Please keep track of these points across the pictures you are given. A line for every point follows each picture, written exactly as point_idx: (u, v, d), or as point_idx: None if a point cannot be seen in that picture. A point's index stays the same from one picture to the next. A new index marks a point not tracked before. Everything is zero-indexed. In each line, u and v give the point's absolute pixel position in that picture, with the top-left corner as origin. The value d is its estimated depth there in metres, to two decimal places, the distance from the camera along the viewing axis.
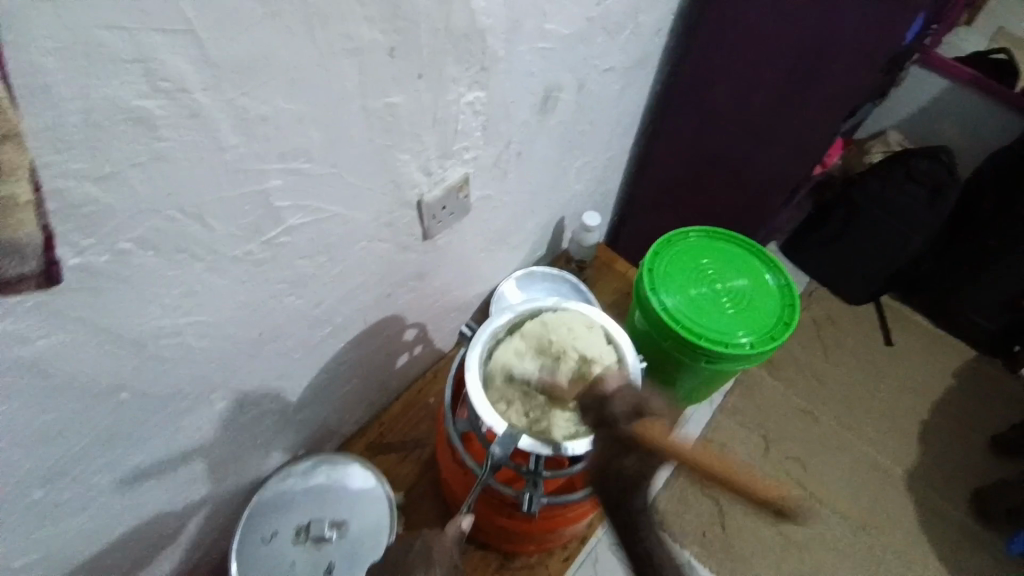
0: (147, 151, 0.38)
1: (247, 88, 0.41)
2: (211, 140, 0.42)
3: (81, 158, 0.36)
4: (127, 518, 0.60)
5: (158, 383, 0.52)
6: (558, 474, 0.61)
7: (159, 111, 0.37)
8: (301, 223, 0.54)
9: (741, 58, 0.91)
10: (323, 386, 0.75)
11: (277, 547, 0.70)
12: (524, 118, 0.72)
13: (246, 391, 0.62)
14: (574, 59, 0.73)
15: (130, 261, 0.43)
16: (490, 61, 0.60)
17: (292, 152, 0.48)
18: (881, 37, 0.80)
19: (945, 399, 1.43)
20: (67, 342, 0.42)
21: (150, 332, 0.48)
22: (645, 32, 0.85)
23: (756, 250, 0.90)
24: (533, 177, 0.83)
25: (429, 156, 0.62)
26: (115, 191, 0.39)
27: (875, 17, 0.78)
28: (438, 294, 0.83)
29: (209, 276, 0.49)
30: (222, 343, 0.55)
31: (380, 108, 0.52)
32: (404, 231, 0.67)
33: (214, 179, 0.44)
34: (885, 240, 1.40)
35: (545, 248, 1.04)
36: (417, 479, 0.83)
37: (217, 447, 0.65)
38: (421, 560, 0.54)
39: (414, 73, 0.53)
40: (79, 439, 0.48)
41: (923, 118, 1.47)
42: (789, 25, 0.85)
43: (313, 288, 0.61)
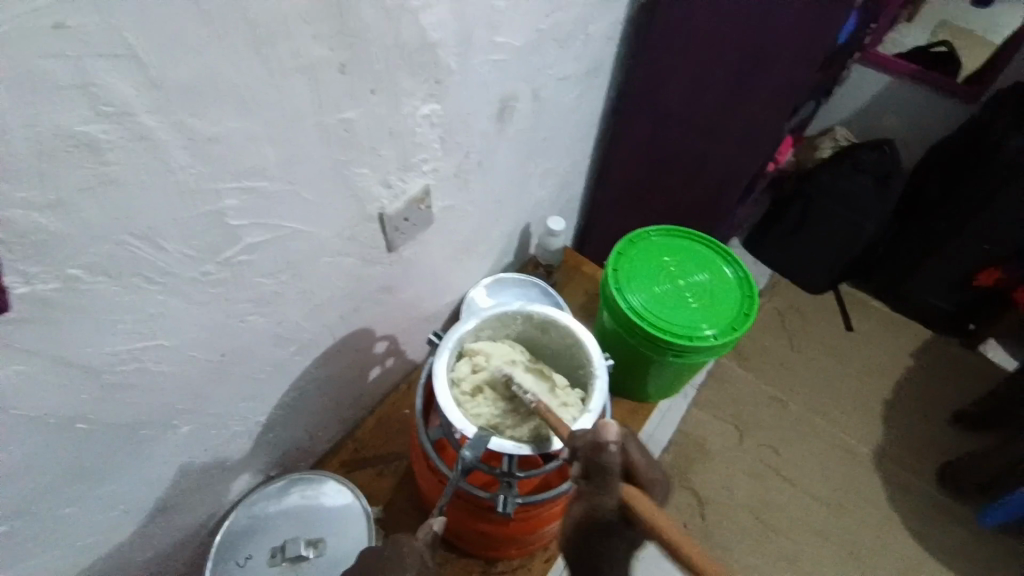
0: (92, 176, 0.38)
1: (196, 109, 0.41)
2: (159, 162, 0.41)
3: (23, 186, 0.35)
4: (94, 553, 0.58)
5: (118, 412, 0.51)
6: (531, 474, 0.61)
7: (103, 135, 0.37)
8: (259, 241, 0.54)
9: (684, 67, 0.94)
10: (293, 406, 0.74)
11: (252, 571, 0.70)
12: (482, 127, 0.73)
13: (212, 414, 0.62)
14: (528, 69, 0.75)
15: (81, 287, 0.42)
16: (444, 73, 0.62)
17: (245, 170, 0.48)
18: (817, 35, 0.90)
19: (906, 380, 1.49)
20: (21, 373, 0.41)
21: (106, 360, 0.47)
22: (596, 39, 0.87)
23: (715, 245, 0.92)
24: (495, 186, 0.85)
25: (388, 168, 0.62)
26: (61, 219, 0.38)
27: None
28: (407, 305, 0.83)
29: (166, 299, 0.48)
30: (183, 366, 0.54)
31: (336, 123, 0.53)
32: (367, 244, 0.67)
33: (164, 201, 0.44)
34: (838, 229, 1.46)
35: (512, 254, 1.06)
36: (394, 493, 0.83)
37: (186, 474, 0.64)
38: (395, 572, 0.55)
39: (367, 88, 0.54)
40: (37, 475, 0.47)
41: (867, 112, 1.55)
42: (726, 31, 0.88)
43: (277, 306, 0.61)
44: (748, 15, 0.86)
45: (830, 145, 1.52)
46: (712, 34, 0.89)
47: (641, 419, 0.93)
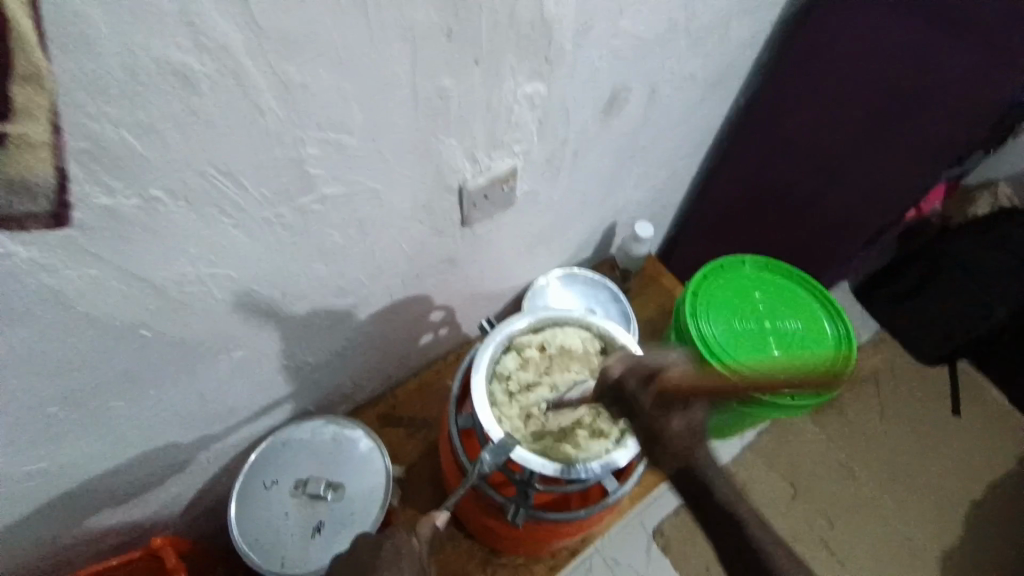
0: (183, 107, 0.39)
1: (293, 58, 0.41)
2: (251, 104, 0.42)
3: (116, 104, 0.36)
4: (139, 444, 0.63)
5: (177, 327, 0.53)
6: (551, 489, 0.58)
7: (199, 69, 0.37)
8: (335, 194, 0.53)
9: (825, 100, 0.86)
10: (341, 353, 0.76)
11: (274, 496, 0.73)
12: (584, 116, 0.68)
13: (262, 346, 0.64)
14: (650, 61, 0.69)
15: (159, 208, 0.43)
16: (555, 53, 0.57)
17: (332, 125, 0.47)
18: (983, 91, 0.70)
19: (1005, 485, 1.30)
20: (93, 276, 0.44)
21: (173, 279, 0.49)
22: (736, 39, 0.78)
23: (817, 291, 0.82)
24: (587, 178, 0.80)
25: (475, 144, 0.60)
26: (148, 141, 0.39)
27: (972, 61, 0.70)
28: (470, 281, 0.82)
29: (236, 233, 0.50)
30: (243, 299, 0.56)
31: (431, 90, 0.51)
32: (440, 215, 0.65)
33: (248, 142, 0.44)
34: (970, 308, 1.24)
35: (591, 250, 1.01)
36: (419, 457, 0.84)
37: (232, 394, 0.67)
38: (391, 561, 0.55)
39: (469, 58, 0.51)
40: (98, 366, 0.51)
41: None
42: (888, 65, 0.78)
43: (340, 258, 0.61)
44: (920, 39, 0.75)
45: (989, 203, 1.24)
46: (855, 48, 0.81)
47: None
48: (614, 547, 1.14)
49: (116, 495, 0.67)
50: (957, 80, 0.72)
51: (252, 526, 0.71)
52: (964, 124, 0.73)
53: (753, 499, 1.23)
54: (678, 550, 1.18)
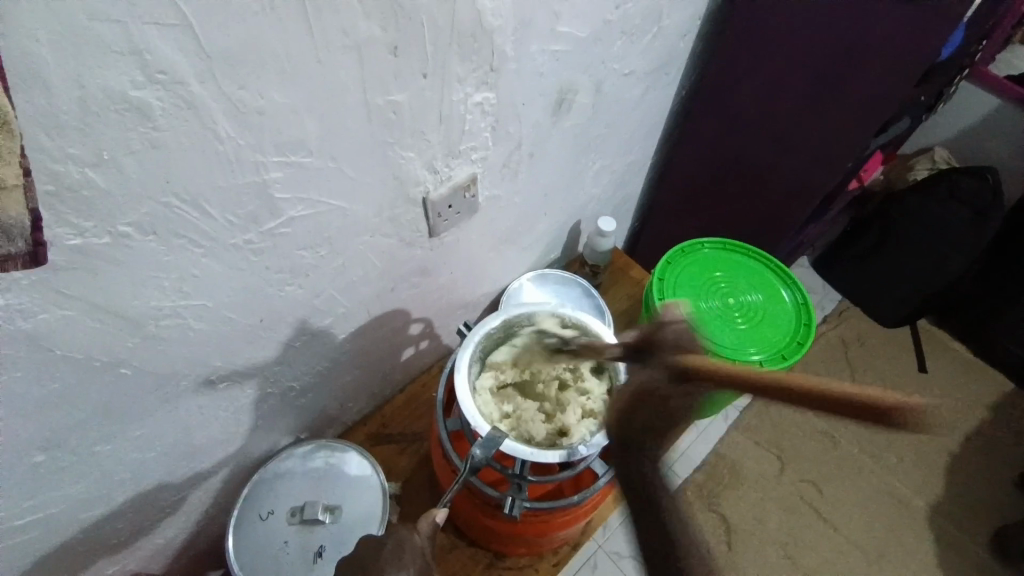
0: (142, 139, 0.40)
1: (243, 82, 0.43)
2: (208, 131, 0.43)
3: (78, 143, 0.37)
4: (126, 488, 0.62)
5: (156, 361, 0.54)
6: (543, 479, 0.60)
7: (154, 101, 0.39)
8: (301, 215, 0.55)
9: (766, 82, 0.90)
10: (324, 375, 0.76)
11: (270, 527, 0.73)
12: (535, 118, 0.71)
13: (244, 374, 0.64)
14: (590, 61, 0.72)
15: (129, 243, 0.44)
16: (499, 61, 0.60)
17: (289, 145, 0.49)
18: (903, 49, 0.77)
19: (977, 432, 1.36)
20: (67, 317, 0.44)
21: (148, 312, 0.50)
22: (669, 34, 0.83)
23: (773, 265, 0.86)
24: (546, 179, 0.83)
25: (433, 154, 0.62)
26: (112, 176, 0.40)
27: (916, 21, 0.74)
28: (444, 291, 0.84)
29: (207, 262, 0.51)
30: (220, 328, 0.57)
31: (383, 104, 0.53)
32: (407, 226, 0.67)
33: (211, 169, 0.45)
34: (927, 263, 1.32)
35: (559, 250, 1.04)
36: (412, 471, 0.85)
37: (218, 425, 0.67)
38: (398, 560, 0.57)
39: (417, 71, 0.53)
40: (79, 409, 0.51)
41: (970, 134, 1.38)
42: (814, 40, 0.82)
43: (313, 278, 0.62)
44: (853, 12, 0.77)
45: (927, 166, 1.38)
46: (785, 32, 0.83)
47: None
48: (615, 540, 1.18)
49: (108, 544, 0.66)
50: (894, 42, 0.77)
51: (251, 559, 0.70)
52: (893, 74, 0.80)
53: (744, 477, 1.26)
54: (677, 530, 1.21)
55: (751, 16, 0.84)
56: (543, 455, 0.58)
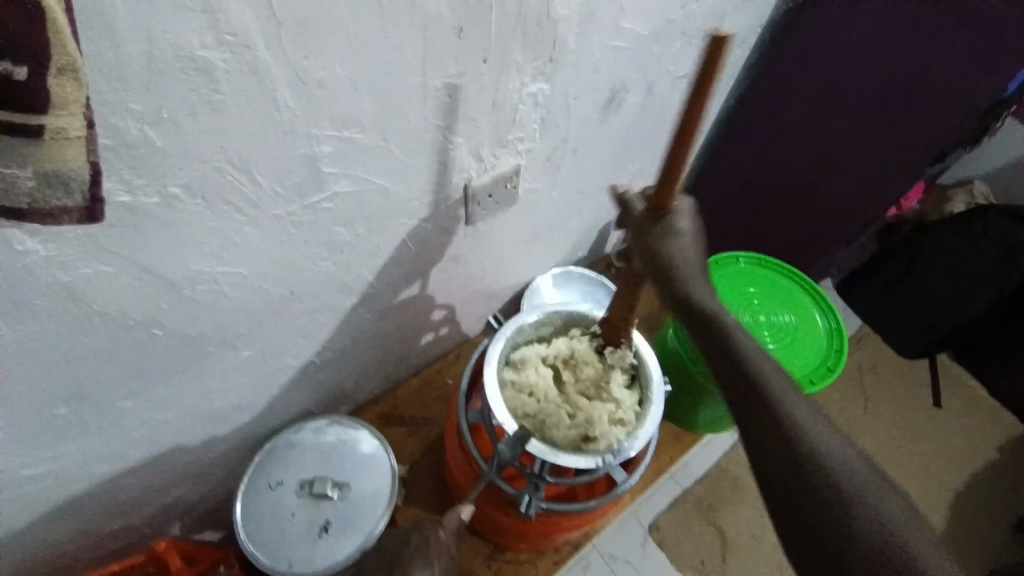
0: (202, 101, 0.39)
1: (308, 51, 0.41)
2: (267, 98, 0.42)
3: (139, 99, 0.36)
4: (143, 446, 0.62)
5: (187, 324, 0.53)
6: (561, 481, 0.59)
7: (219, 63, 0.38)
8: (345, 190, 0.54)
9: (818, 103, 0.88)
10: (345, 352, 0.76)
11: (278, 497, 0.73)
12: (585, 114, 0.70)
13: (269, 344, 0.64)
14: (647, 60, 0.70)
15: (175, 205, 0.44)
16: (559, 52, 0.58)
17: (344, 119, 0.48)
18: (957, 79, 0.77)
19: (986, 474, 1.34)
20: (106, 273, 0.44)
21: (186, 275, 0.49)
22: (727, 40, 0.81)
23: (808, 286, 0.85)
24: (586, 176, 0.81)
25: (481, 142, 0.61)
26: (168, 135, 0.39)
27: (976, 53, 0.74)
28: (471, 280, 0.83)
29: (248, 230, 0.50)
30: (252, 296, 0.56)
31: (439, 87, 0.52)
32: (445, 212, 0.66)
33: (265, 136, 0.44)
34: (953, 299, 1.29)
35: (586, 249, 1.03)
36: (421, 456, 0.85)
37: (237, 392, 0.67)
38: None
39: (478, 55, 0.52)
40: (108, 365, 0.51)
41: (1015, 171, 1.35)
42: (875, 67, 0.81)
43: (348, 255, 0.61)
44: (920, 44, 0.76)
45: (964, 200, 1.34)
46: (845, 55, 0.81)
47: (681, 448, 0.90)
48: (611, 543, 1.18)
49: (120, 498, 0.67)
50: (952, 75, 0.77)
51: (257, 527, 0.70)
52: (950, 108, 0.80)
53: (745, 493, 1.26)
54: (672, 539, 1.20)
55: (799, 43, 0.83)
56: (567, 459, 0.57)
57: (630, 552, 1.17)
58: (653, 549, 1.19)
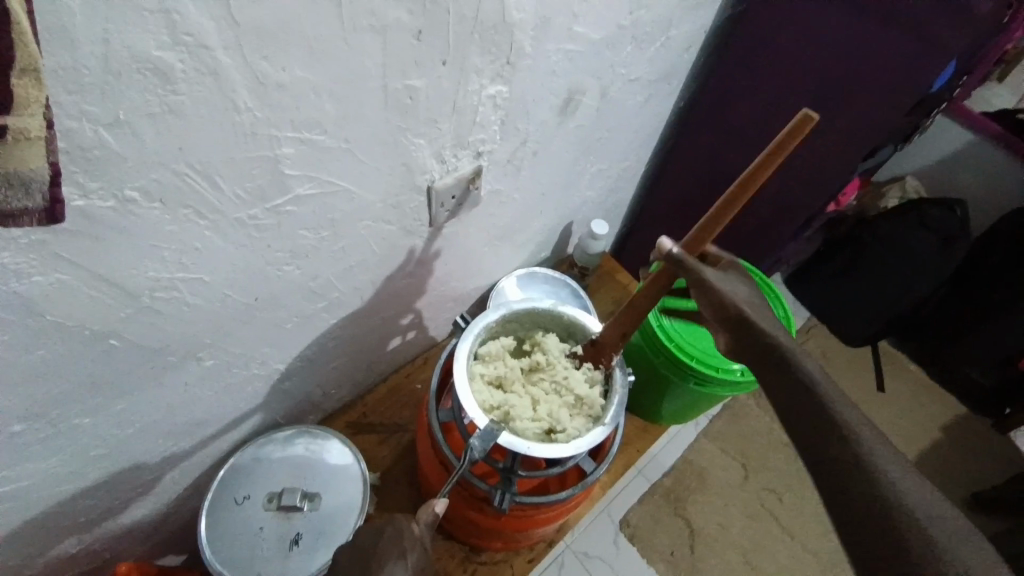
0: (161, 103, 0.39)
1: (267, 53, 0.41)
2: (227, 100, 0.42)
3: (95, 102, 0.36)
4: (101, 465, 0.60)
5: (147, 335, 0.52)
6: (533, 475, 0.60)
7: (178, 65, 0.38)
8: (309, 193, 0.54)
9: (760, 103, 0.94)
10: (311, 360, 0.75)
11: (246, 512, 0.71)
12: (543, 117, 0.72)
13: (234, 354, 0.63)
14: (600, 64, 0.73)
15: (134, 210, 0.43)
16: (516, 56, 0.60)
17: (305, 121, 0.48)
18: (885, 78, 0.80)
19: (930, 451, 1.43)
20: (61, 283, 0.42)
21: (145, 284, 0.48)
22: (674, 45, 0.85)
23: (758, 277, 0.90)
24: (546, 178, 0.84)
25: (443, 144, 0.62)
26: (126, 138, 0.39)
27: (904, 54, 0.76)
28: (437, 283, 0.83)
29: (210, 235, 0.49)
30: (215, 304, 0.55)
31: (400, 90, 0.53)
32: (410, 215, 0.67)
33: (225, 139, 0.44)
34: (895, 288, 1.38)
35: (549, 250, 1.05)
36: (393, 462, 0.84)
37: (200, 405, 0.65)
38: (391, 547, 0.58)
39: (438, 59, 0.53)
40: (63, 380, 0.49)
41: (940, 167, 1.46)
42: (810, 68, 0.86)
43: (312, 260, 0.61)
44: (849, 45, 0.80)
45: (897, 196, 1.45)
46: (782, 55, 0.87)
47: (649, 439, 0.93)
48: (585, 540, 1.19)
49: (76, 524, 0.64)
50: (879, 75, 0.80)
51: (226, 545, 0.68)
52: (879, 106, 0.82)
53: (710, 483, 1.30)
54: (644, 532, 1.23)
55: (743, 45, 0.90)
56: (538, 450, 0.58)
57: (604, 547, 1.19)
58: (626, 543, 1.21)
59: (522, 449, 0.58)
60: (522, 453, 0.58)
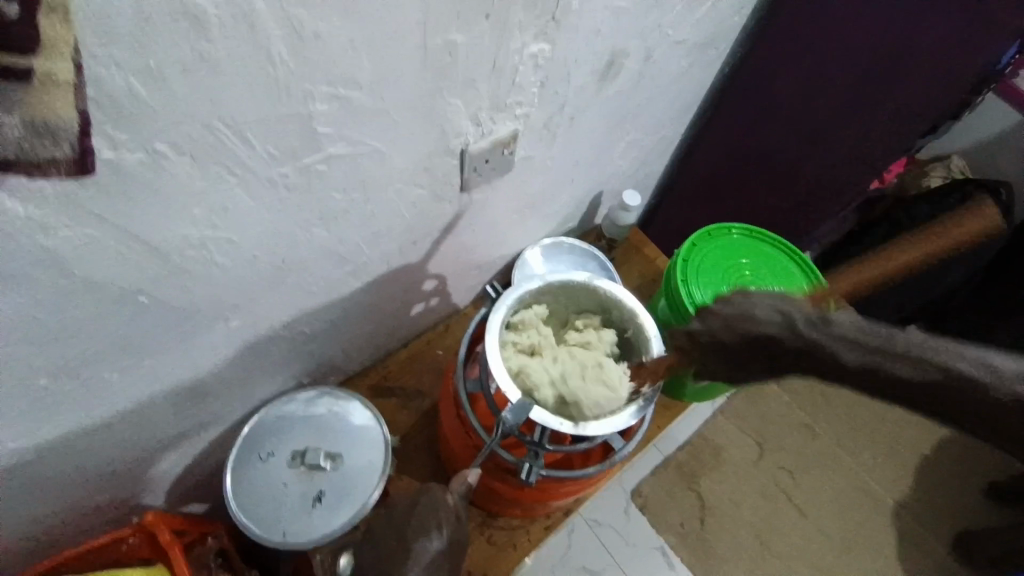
0: (193, 52, 0.36)
1: (305, 0, 0.39)
2: (261, 51, 0.39)
3: (126, 47, 0.33)
4: (130, 419, 0.60)
5: (177, 293, 0.51)
6: (561, 450, 0.60)
7: (212, 10, 0.35)
8: (340, 154, 0.52)
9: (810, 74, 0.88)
10: (336, 323, 0.74)
11: (271, 469, 0.72)
12: (582, 81, 0.68)
13: (259, 315, 0.62)
14: (646, 25, 0.69)
15: (164, 165, 0.41)
16: (562, 13, 0.57)
17: (340, 76, 0.45)
18: (959, 56, 0.74)
19: (950, 439, 1.41)
20: (90, 238, 0.41)
21: (175, 242, 0.47)
22: (726, 6, 0.79)
23: (796, 258, 0.87)
24: (580, 145, 0.80)
25: (479, 106, 0.59)
26: (156, 89, 0.37)
27: None
28: (464, 249, 0.81)
29: (240, 194, 0.48)
30: (243, 264, 0.54)
31: (440, 46, 0.50)
32: (441, 180, 0.64)
33: (259, 92, 0.42)
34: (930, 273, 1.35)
35: (577, 221, 1.02)
36: (414, 427, 0.85)
37: (226, 364, 0.65)
38: (426, 517, 0.65)
39: (481, 13, 0.50)
40: (93, 336, 0.48)
41: (990, 148, 1.38)
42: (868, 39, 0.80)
43: (341, 223, 0.59)
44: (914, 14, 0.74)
45: (942, 174, 1.38)
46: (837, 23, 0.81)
47: (669, 416, 0.92)
48: (595, 509, 1.21)
49: (106, 473, 0.65)
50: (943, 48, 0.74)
51: (250, 499, 0.70)
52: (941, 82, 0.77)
53: (724, 460, 1.30)
54: (654, 504, 1.24)
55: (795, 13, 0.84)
56: (569, 427, 0.58)
57: (614, 517, 1.21)
58: (636, 515, 1.22)
59: (552, 425, 0.58)
60: (550, 428, 0.58)
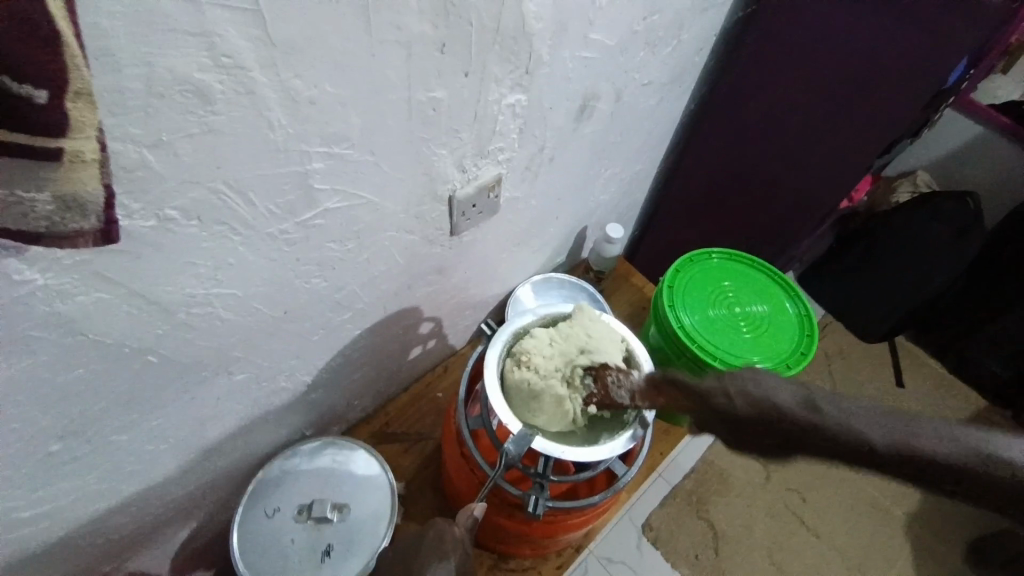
0: (200, 123, 0.40)
1: (300, 71, 0.42)
2: (261, 118, 0.43)
3: (138, 124, 0.37)
4: (136, 481, 0.60)
5: (183, 350, 0.53)
6: (565, 479, 0.61)
7: (217, 85, 0.39)
8: (336, 207, 0.55)
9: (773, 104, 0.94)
10: (335, 371, 0.76)
11: (277, 524, 0.71)
12: (558, 123, 0.73)
13: (262, 366, 0.63)
14: (614, 69, 0.74)
15: (172, 228, 0.44)
16: (534, 65, 0.61)
17: (333, 135, 0.49)
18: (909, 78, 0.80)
19: None
20: (101, 301, 0.43)
21: (182, 300, 0.49)
22: (686, 48, 0.85)
23: (777, 277, 0.90)
24: (561, 183, 0.84)
25: (464, 153, 0.63)
26: (166, 159, 0.40)
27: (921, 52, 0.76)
28: (457, 289, 0.84)
29: (243, 251, 0.50)
30: (246, 317, 0.56)
31: (425, 101, 0.54)
32: (431, 224, 0.68)
33: (260, 155, 0.45)
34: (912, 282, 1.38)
35: (564, 255, 1.05)
36: (418, 471, 0.85)
37: (230, 419, 0.66)
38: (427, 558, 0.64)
39: (459, 70, 0.54)
40: (102, 397, 0.50)
41: (951, 160, 1.45)
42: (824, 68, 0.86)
43: (338, 271, 0.62)
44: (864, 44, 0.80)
45: (909, 189, 1.44)
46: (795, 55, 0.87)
47: (670, 441, 0.93)
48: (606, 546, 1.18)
49: (111, 539, 0.64)
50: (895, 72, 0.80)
51: (257, 557, 0.69)
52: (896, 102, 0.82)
53: (731, 484, 1.29)
54: (666, 535, 1.22)
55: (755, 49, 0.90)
56: (571, 454, 0.59)
57: (627, 553, 1.18)
58: (648, 548, 1.20)
59: (554, 453, 0.59)
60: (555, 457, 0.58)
